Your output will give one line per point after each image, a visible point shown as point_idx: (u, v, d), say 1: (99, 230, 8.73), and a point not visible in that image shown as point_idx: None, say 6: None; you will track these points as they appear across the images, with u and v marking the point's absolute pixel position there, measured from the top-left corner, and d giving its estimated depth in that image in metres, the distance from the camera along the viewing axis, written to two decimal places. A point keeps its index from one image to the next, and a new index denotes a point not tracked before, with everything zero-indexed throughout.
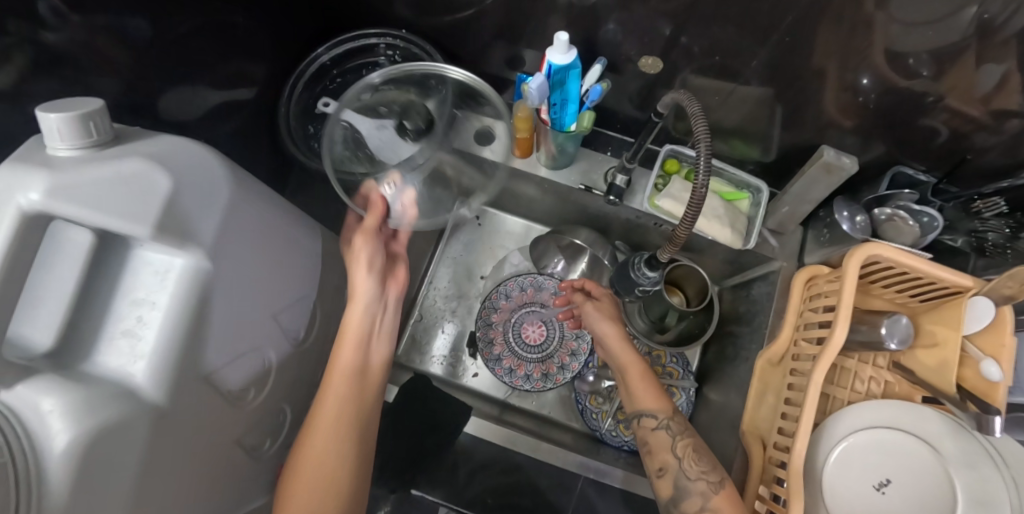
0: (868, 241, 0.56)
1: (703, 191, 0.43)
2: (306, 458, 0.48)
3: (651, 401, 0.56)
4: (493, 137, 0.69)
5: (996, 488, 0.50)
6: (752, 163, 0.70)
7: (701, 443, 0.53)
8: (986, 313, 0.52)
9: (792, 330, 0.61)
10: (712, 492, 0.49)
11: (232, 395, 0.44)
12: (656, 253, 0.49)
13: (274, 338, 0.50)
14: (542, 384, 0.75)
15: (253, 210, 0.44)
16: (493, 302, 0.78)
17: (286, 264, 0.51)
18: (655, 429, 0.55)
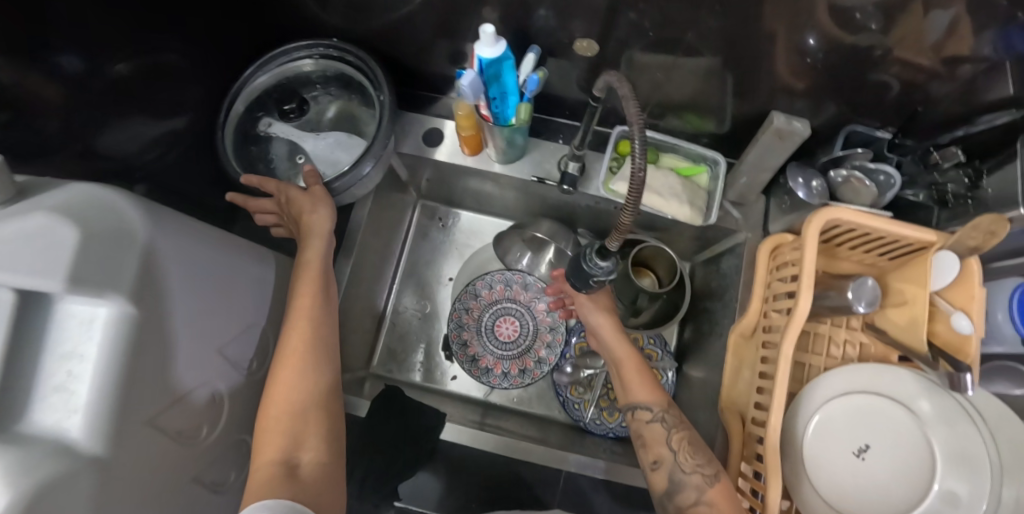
0: (828, 205, 0.54)
1: (642, 172, 0.41)
2: (274, 401, 0.46)
3: (646, 393, 0.55)
4: (440, 138, 0.69)
5: (973, 443, 0.49)
6: (706, 136, 0.69)
7: (696, 437, 0.51)
8: (951, 267, 0.52)
9: (761, 301, 0.61)
10: (707, 484, 0.47)
11: (179, 436, 0.44)
12: (605, 242, 0.47)
13: (221, 372, 0.50)
14: (521, 380, 0.73)
15: (182, 247, 0.43)
16: (463, 302, 0.76)
17: (228, 297, 0.50)
18: (649, 421, 0.53)
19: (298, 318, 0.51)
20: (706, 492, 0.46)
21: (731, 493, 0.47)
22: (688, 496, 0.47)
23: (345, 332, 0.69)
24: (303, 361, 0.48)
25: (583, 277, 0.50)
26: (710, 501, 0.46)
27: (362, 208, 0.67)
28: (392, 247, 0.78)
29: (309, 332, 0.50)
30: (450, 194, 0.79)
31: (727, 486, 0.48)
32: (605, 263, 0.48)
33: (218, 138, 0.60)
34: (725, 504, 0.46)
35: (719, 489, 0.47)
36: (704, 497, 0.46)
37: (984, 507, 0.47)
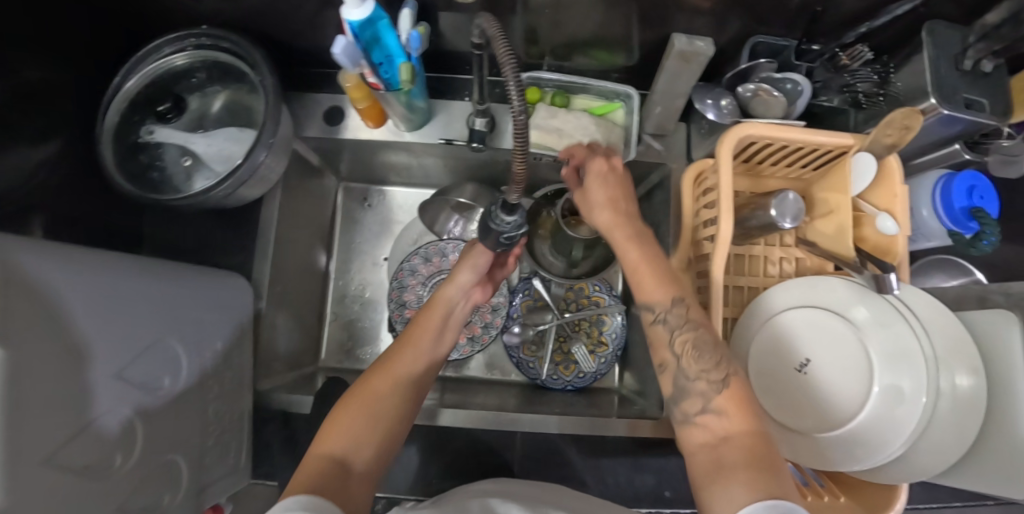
0: (738, 123, 0.52)
1: (521, 117, 0.38)
2: (355, 401, 0.46)
3: (651, 291, 0.49)
4: (344, 115, 0.65)
5: (907, 339, 0.47)
6: (617, 71, 0.66)
7: (703, 338, 0.46)
8: (869, 168, 0.51)
9: (693, 231, 0.60)
10: (711, 391, 0.43)
11: (96, 472, 0.37)
12: (505, 195, 0.45)
13: (134, 397, 0.41)
14: (470, 350, 0.73)
15: (43, 261, 0.34)
16: (399, 282, 0.74)
17: (122, 310, 0.41)
18: (654, 322, 0.48)
19: (411, 348, 0.53)
20: (713, 401, 0.43)
21: (744, 400, 0.42)
22: (693, 404, 0.44)
23: (282, 329, 0.66)
24: (404, 383, 0.49)
25: (492, 236, 0.48)
26: (717, 409, 0.42)
27: (272, 201, 0.64)
28: (320, 236, 0.75)
29: (416, 360, 0.52)
30: (370, 171, 0.76)
31: (739, 390, 0.43)
32: (512, 219, 0.46)
33: (97, 153, 0.53)
34: (739, 412, 0.42)
35: (728, 396, 0.43)
36: (711, 405, 0.43)
37: (925, 399, 0.45)
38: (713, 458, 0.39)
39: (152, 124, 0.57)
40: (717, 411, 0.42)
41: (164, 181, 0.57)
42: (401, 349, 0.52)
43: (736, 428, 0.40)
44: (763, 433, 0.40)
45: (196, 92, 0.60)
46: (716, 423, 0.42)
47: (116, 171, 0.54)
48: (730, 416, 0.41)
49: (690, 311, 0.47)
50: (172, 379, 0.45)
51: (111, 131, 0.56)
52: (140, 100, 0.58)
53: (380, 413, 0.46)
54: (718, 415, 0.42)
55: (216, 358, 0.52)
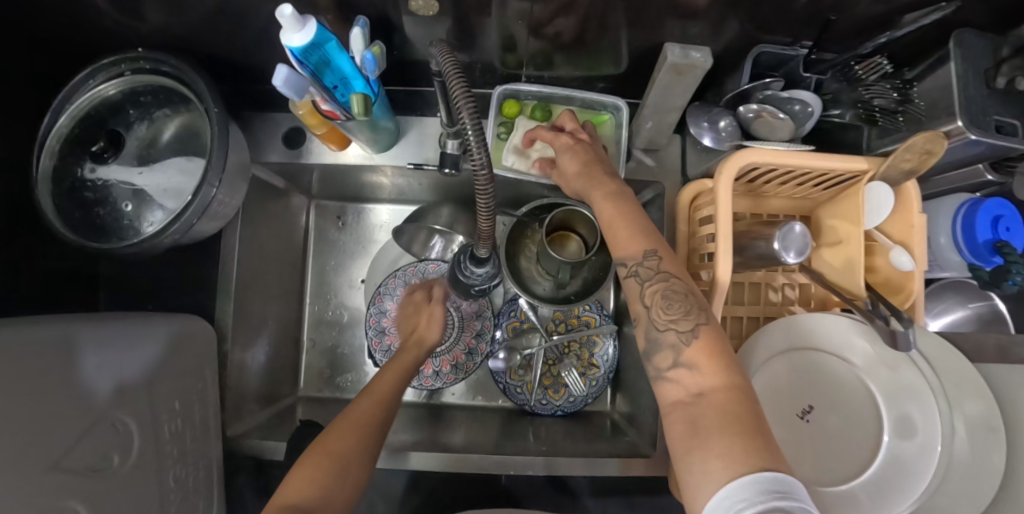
0: (742, 149, 0.47)
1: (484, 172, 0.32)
2: (321, 450, 0.44)
3: (624, 243, 0.44)
4: (305, 137, 0.59)
5: (914, 381, 0.44)
6: (602, 79, 0.59)
7: (674, 288, 0.41)
8: (887, 201, 0.45)
9: (688, 259, 0.55)
10: (682, 344, 0.39)
11: None
12: (473, 247, 0.40)
13: (78, 484, 0.37)
14: (454, 378, 0.69)
15: None
16: (380, 306, 0.70)
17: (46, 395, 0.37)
18: (627, 275, 0.44)
19: (372, 395, 0.51)
20: (683, 352, 0.39)
21: (717, 350, 0.38)
22: (664, 359, 0.40)
23: (253, 367, 0.62)
24: (372, 425, 0.47)
25: (463, 288, 0.43)
26: (688, 362, 0.38)
27: (232, 233, 0.59)
28: (291, 261, 0.71)
29: (380, 403, 0.50)
30: (340, 189, 0.70)
31: (712, 341, 0.39)
32: (483, 271, 0.41)
33: (34, 203, 0.48)
34: (713, 365, 0.38)
35: (698, 348, 0.39)
36: (682, 359, 0.39)
37: (940, 448, 0.42)
38: (689, 421, 0.36)
39: (98, 162, 0.52)
40: (688, 364, 0.38)
41: (112, 223, 0.52)
42: (362, 398, 0.50)
43: (709, 383, 0.37)
44: (738, 386, 0.37)
45: (143, 120, 0.54)
46: (688, 379, 0.38)
47: (57, 219, 0.50)
48: (702, 371, 0.37)
49: (663, 263, 0.42)
50: (122, 456, 0.42)
51: (49, 172, 0.51)
52: (75, 138, 0.52)
53: (350, 455, 0.44)
54: (689, 370, 0.38)
55: (174, 418, 0.49)
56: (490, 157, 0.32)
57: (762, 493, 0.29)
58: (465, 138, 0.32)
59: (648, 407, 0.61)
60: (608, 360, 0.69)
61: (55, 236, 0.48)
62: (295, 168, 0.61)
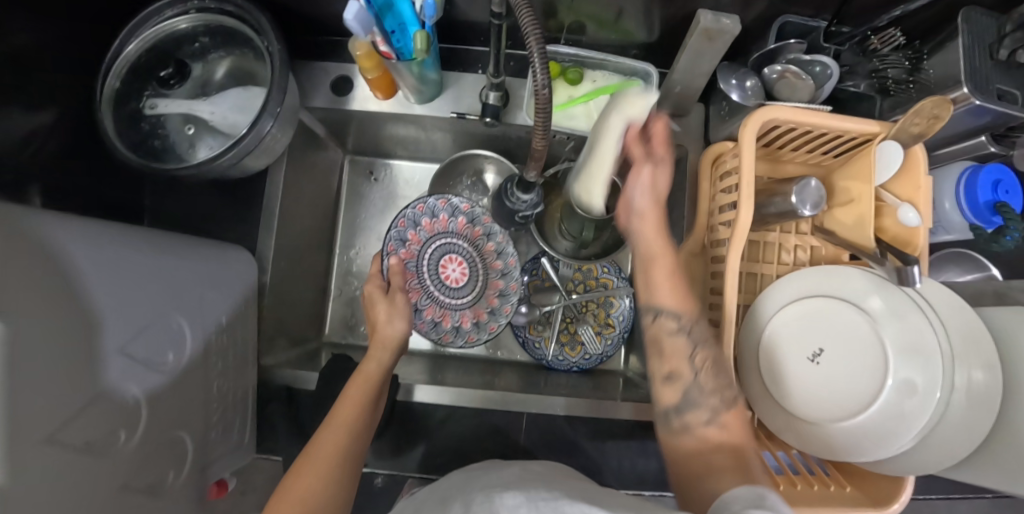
0: (764, 106, 0.50)
1: (546, 95, 0.36)
2: (281, 503, 0.41)
3: (670, 298, 0.49)
4: (351, 85, 0.62)
5: (925, 332, 0.47)
6: (635, 48, 0.63)
7: (719, 358, 0.46)
8: (895, 155, 0.50)
9: (708, 216, 0.59)
10: (716, 412, 0.43)
11: (97, 447, 0.37)
12: (523, 173, 0.43)
13: (138, 373, 0.40)
14: (475, 337, 0.69)
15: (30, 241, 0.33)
16: (401, 231, 0.68)
17: (125, 285, 0.40)
18: (673, 332, 0.47)
19: (334, 425, 0.48)
20: (722, 416, 0.43)
21: (747, 421, 0.44)
22: (698, 415, 0.43)
23: (286, 304, 0.65)
24: (336, 467, 0.45)
25: (507, 215, 0.47)
26: (724, 423, 0.43)
27: (277, 173, 0.62)
28: (326, 210, 0.74)
29: (344, 438, 0.47)
30: (374, 144, 0.73)
31: (743, 414, 0.44)
32: (528, 197, 0.45)
33: (97, 121, 0.51)
34: (739, 431, 0.42)
35: (734, 413, 0.44)
36: (713, 418, 0.43)
37: (938, 394, 0.45)
38: (701, 455, 0.41)
39: (158, 94, 0.56)
40: (724, 425, 0.42)
41: (165, 150, 0.55)
42: (324, 430, 0.47)
43: (733, 442, 0.41)
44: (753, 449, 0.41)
45: (200, 58, 0.58)
46: (715, 434, 0.42)
47: (118, 139, 0.53)
48: (730, 429, 0.42)
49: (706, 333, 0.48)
50: (177, 355, 0.44)
51: (111, 99, 0.54)
52: (142, 65, 0.56)
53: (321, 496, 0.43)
54: (719, 425, 0.43)
55: (221, 332, 0.51)
56: (549, 75, 0.36)
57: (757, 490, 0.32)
58: (531, 64, 0.36)
59: None
60: (625, 320, 0.72)
61: (116, 155, 0.51)
62: (341, 117, 0.65)
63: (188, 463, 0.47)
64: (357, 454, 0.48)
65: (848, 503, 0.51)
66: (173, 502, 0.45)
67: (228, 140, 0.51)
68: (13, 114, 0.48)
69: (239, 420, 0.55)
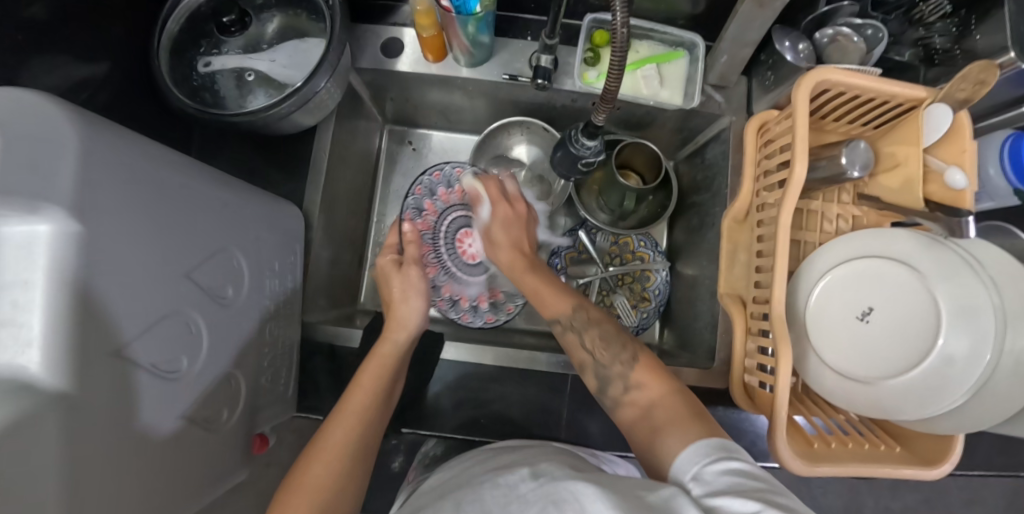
0: (815, 68, 0.52)
1: (625, 48, 0.39)
2: (301, 487, 0.41)
3: (556, 305, 0.54)
4: (399, 48, 0.63)
5: (975, 290, 0.47)
6: (681, 20, 0.64)
7: (608, 331, 0.50)
8: (945, 118, 0.50)
9: (752, 183, 0.59)
10: (627, 371, 0.46)
11: (162, 368, 0.36)
12: (592, 115, 0.46)
13: (197, 299, 0.40)
14: (495, 317, 0.72)
15: (119, 148, 0.33)
16: (418, 199, 0.73)
17: (193, 210, 0.40)
18: (568, 332, 0.53)
19: (346, 415, 0.48)
20: (630, 376, 0.45)
21: (657, 368, 0.45)
22: (616, 388, 0.46)
23: (327, 265, 0.65)
24: (346, 455, 0.45)
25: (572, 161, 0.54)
26: (638, 384, 0.44)
27: (324, 131, 0.63)
28: (365, 177, 0.75)
29: (356, 427, 0.47)
30: (415, 112, 0.74)
31: (650, 362, 0.46)
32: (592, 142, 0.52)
33: (154, 65, 0.52)
34: (655, 382, 0.44)
35: (643, 368, 0.45)
36: (631, 383, 0.45)
37: (988, 356, 0.45)
38: (643, 415, 0.42)
39: (217, 44, 0.57)
40: (638, 386, 0.44)
41: (218, 103, 0.56)
42: (333, 423, 0.47)
43: (654, 395, 0.42)
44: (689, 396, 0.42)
45: (256, 13, 0.59)
46: (639, 398, 0.43)
47: (174, 86, 0.53)
48: (649, 388, 0.43)
49: (590, 314, 0.52)
50: (235, 289, 0.46)
51: (169, 47, 0.55)
52: (201, 14, 0.56)
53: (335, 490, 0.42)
54: (639, 390, 0.44)
55: (273, 277, 0.52)
56: (629, 20, 0.38)
57: (716, 449, 0.34)
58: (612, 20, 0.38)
59: (702, 326, 0.65)
60: (661, 292, 0.72)
61: (173, 102, 0.51)
62: (388, 81, 0.66)
63: (240, 406, 0.47)
64: (371, 439, 0.48)
65: (898, 461, 0.51)
66: (227, 442, 0.45)
67: (286, 91, 0.52)
68: (71, 60, 0.48)
69: (282, 372, 0.55)
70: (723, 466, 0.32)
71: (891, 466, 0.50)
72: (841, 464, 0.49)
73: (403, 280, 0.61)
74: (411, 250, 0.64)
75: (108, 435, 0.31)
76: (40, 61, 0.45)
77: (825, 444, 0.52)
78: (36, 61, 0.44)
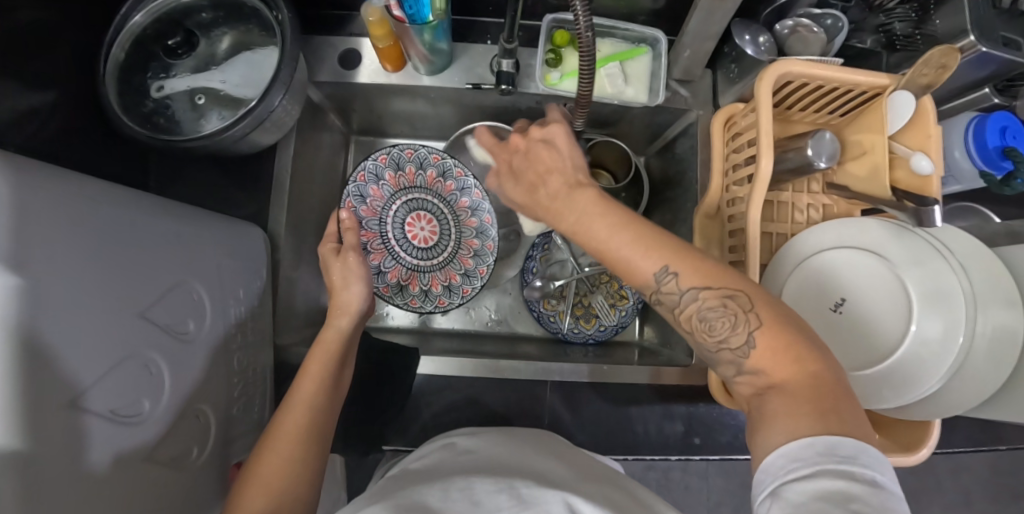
0: (778, 60, 0.51)
1: (592, 50, 0.39)
2: (258, 480, 0.42)
3: (628, 275, 0.37)
4: (358, 59, 0.62)
5: (946, 276, 0.47)
6: (643, 15, 0.63)
7: (709, 305, 0.34)
8: (908, 106, 0.50)
9: (722, 177, 0.59)
10: (741, 356, 0.33)
11: (123, 414, 0.35)
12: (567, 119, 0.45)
13: (155, 338, 0.39)
14: (446, 301, 0.69)
15: (54, 190, 0.31)
16: (361, 186, 0.66)
17: (145, 247, 0.39)
18: (659, 305, 0.37)
19: (297, 401, 0.47)
20: (744, 362, 0.33)
21: (785, 342, 0.32)
22: (727, 368, 0.35)
23: (296, 284, 0.64)
24: (298, 444, 0.44)
25: None
26: (759, 369, 0.32)
27: (286, 148, 0.62)
28: (333, 190, 0.73)
29: (307, 419, 0.46)
30: (380, 121, 0.73)
31: (777, 338, 0.32)
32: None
33: (101, 91, 0.49)
34: (776, 361, 0.32)
35: (766, 336, 0.32)
36: (746, 369, 0.33)
37: (961, 338, 0.45)
38: (760, 403, 0.32)
39: (168, 67, 0.55)
40: (758, 372, 0.32)
41: (172, 127, 0.54)
42: (287, 405, 0.46)
43: (772, 385, 0.32)
44: (837, 377, 0.31)
45: (204, 30, 0.57)
46: (753, 380, 0.33)
47: (123, 113, 0.51)
48: (770, 374, 0.32)
49: (683, 278, 0.34)
50: (197, 323, 0.45)
51: (116, 72, 0.52)
52: (148, 36, 0.54)
53: (285, 489, 0.42)
54: (758, 374, 0.33)
55: (239, 304, 0.52)
56: (591, 20, 0.38)
57: (818, 454, 0.27)
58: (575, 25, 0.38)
59: None
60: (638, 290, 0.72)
61: (123, 129, 0.49)
62: (348, 93, 0.65)
63: (211, 442, 0.46)
64: (326, 433, 0.47)
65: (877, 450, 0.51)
66: (200, 478, 0.45)
67: (242, 112, 0.50)
68: (15, 90, 0.45)
69: (253, 398, 0.54)
70: (822, 482, 0.25)
71: None
72: None
73: (337, 265, 0.58)
74: (350, 238, 0.59)
75: (70, 490, 0.30)
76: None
77: None
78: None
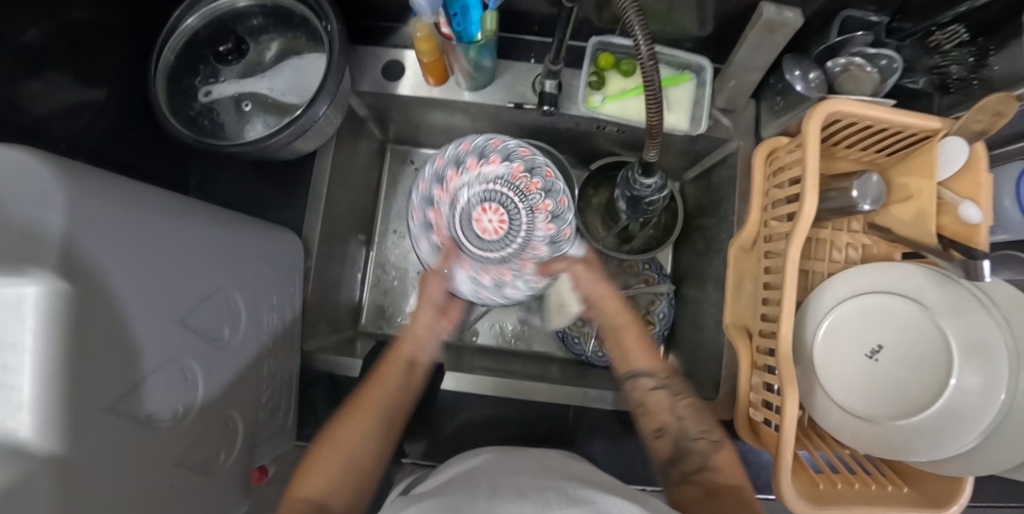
0: (827, 98, 0.50)
1: (656, 81, 0.39)
2: (330, 445, 0.48)
3: (645, 360, 0.57)
4: (401, 71, 0.62)
5: (990, 330, 0.45)
6: (688, 42, 0.63)
7: (700, 403, 0.53)
8: (959, 152, 0.48)
9: (760, 211, 0.58)
10: (711, 451, 0.49)
11: (156, 419, 0.36)
12: (641, 154, 0.47)
13: (191, 345, 0.40)
14: (521, 294, 0.66)
15: (105, 195, 0.32)
16: (425, 192, 0.67)
17: (188, 253, 0.40)
18: (653, 388, 0.54)
19: (380, 379, 0.54)
20: (713, 458, 0.48)
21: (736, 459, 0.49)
22: (692, 463, 0.49)
23: (324, 291, 0.65)
24: (374, 416, 0.51)
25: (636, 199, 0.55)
26: (716, 466, 0.48)
27: (325, 155, 0.62)
28: (365, 197, 0.74)
29: (380, 401, 0.52)
30: (417, 133, 0.73)
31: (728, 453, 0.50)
32: (650, 181, 0.52)
33: (153, 93, 0.51)
34: (731, 470, 0.48)
35: (724, 454, 0.49)
36: (710, 463, 0.48)
37: (1002, 395, 0.44)
38: (710, 495, 0.46)
39: (217, 71, 0.56)
40: (716, 468, 0.48)
41: (216, 130, 0.55)
42: (370, 380, 0.54)
43: (726, 483, 0.46)
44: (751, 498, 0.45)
45: (254, 37, 0.58)
46: (711, 478, 0.47)
47: (171, 115, 0.52)
48: (726, 473, 0.47)
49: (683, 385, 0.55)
50: (231, 330, 0.45)
51: (167, 72, 0.54)
52: (198, 39, 0.56)
53: (354, 453, 0.48)
54: (716, 471, 0.48)
55: (271, 311, 0.52)
56: (654, 49, 0.37)
57: None
58: (637, 56, 0.38)
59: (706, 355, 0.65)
60: (665, 317, 0.72)
61: (171, 131, 0.50)
62: (389, 104, 0.65)
63: (238, 446, 0.47)
64: (399, 407, 0.53)
65: (905, 503, 0.50)
66: (223, 485, 0.45)
67: (287, 121, 0.51)
68: (63, 82, 0.46)
69: (278, 401, 0.55)
70: None
71: (897, 508, 0.48)
72: (848, 507, 0.48)
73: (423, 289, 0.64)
74: (440, 264, 0.65)
75: (103, 496, 0.30)
76: (38, 88, 0.43)
77: (831, 484, 0.51)
78: (32, 88, 0.43)
